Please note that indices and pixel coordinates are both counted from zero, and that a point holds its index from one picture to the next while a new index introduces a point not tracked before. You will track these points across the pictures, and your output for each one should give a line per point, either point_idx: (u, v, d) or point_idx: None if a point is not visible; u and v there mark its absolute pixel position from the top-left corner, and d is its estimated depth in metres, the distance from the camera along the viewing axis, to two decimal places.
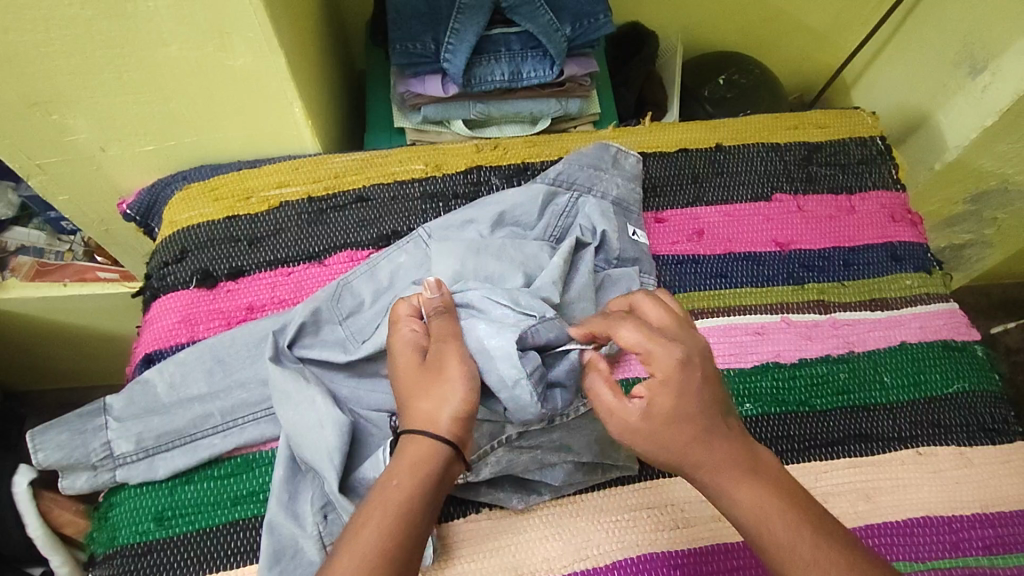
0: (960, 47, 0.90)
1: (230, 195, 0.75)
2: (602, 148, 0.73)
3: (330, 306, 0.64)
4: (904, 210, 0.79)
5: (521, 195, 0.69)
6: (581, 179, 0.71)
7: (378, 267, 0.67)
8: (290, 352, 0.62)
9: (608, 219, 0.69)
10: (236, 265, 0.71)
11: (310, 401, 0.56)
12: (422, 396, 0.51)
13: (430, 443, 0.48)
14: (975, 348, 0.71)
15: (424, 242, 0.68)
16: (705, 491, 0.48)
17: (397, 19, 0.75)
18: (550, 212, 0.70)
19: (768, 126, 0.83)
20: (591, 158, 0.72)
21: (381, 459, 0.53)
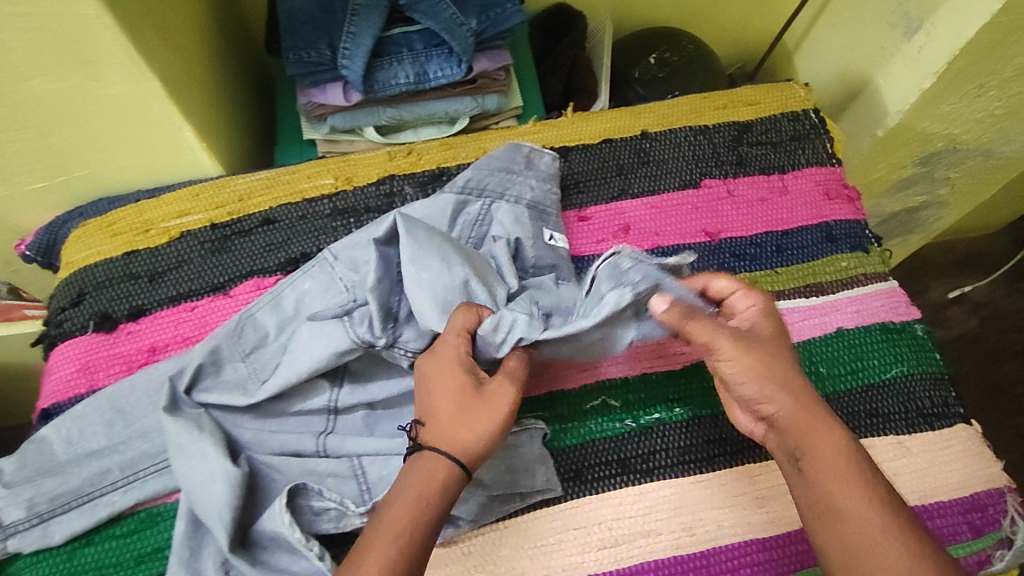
0: (896, 6, 0.85)
1: (129, 229, 0.71)
2: (513, 149, 0.69)
3: (231, 343, 0.61)
4: (840, 186, 0.75)
5: (428, 206, 0.65)
6: (492, 185, 0.67)
7: (279, 298, 0.64)
8: (189, 398, 0.59)
9: (521, 226, 0.65)
10: (136, 304, 0.67)
11: (202, 453, 0.54)
12: (472, 425, 0.52)
13: (449, 465, 0.51)
14: (916, 327, 0.69)
15: (330, 265, 0.64)
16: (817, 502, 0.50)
17: (287, 27, 0.69)
18: (461, 223, 0.65)
19: (694, 107, 0.79)
20: (501, 161, 0.68)
21: (278, 511, 0.52)
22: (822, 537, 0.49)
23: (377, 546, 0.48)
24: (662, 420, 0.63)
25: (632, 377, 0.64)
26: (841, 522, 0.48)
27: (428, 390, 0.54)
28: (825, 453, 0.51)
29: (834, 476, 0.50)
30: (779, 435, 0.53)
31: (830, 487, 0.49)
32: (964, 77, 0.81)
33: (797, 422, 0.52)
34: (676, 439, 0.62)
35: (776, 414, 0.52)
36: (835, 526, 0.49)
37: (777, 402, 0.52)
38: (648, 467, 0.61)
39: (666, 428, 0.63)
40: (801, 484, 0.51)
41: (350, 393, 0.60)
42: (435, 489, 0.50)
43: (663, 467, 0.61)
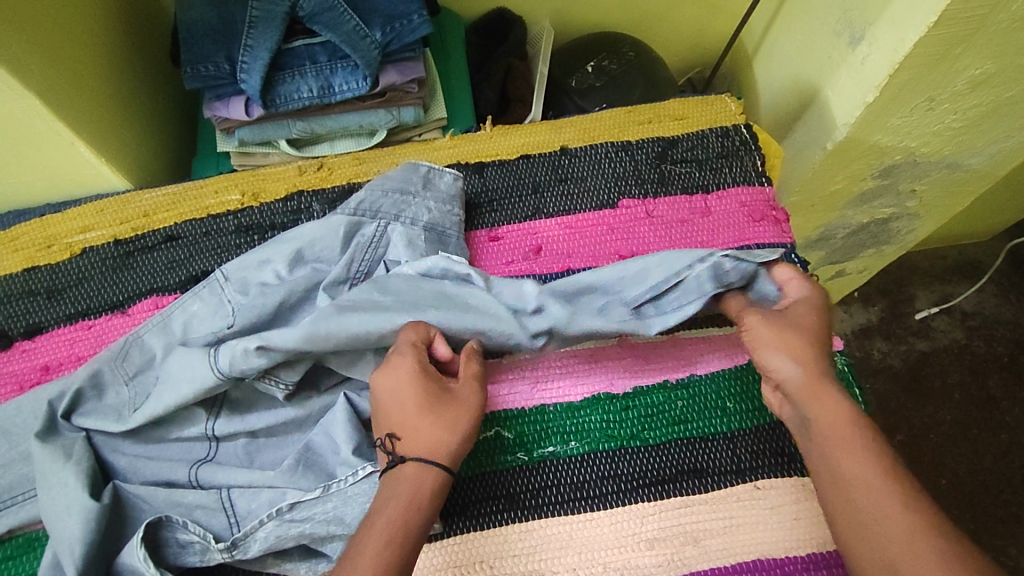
0: (841, 14, 0.81)
1: (31, 245, 0.70)
2: (410, 169, 0.68)
3: (113, 366, 0.59)
4: (767, 206, 0.72)
5: (319, 228, 0.63)
6: (386, 208, 0.66)
7: (167, 321, 0.62)
8: (69, 422, 0.58)
9: (413, 250, 0.64)
10: (33, 321, 0.66)
11: (66, 483, 0.53)
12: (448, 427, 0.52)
13: (433, 470, 0.51)
14: (835, 360, 0.65)
15: (220, 287, 0.63)
16: (825, 477, 0.49)
17: (188, 38, 0.68)
18: (354, 246, 0.64)
19: (619, 122, 0.76)
20: (396, 182, 0.67)
21: (135, 546, 0.51)
22: (833, 508, 0.48)
23: (366, 558, 0.45)
24: (555, 455, 0.60)
25: (528, 408, 0.62)
26: (852, 497, 0.47)
27: (388, 402, 0.53)
28: (832, 421, 0.50)
29: (841, 445, 0.49)
30: (790, 404, 0.53)
31: (840, 455, 0.48)
32: (910, 89, 0.76)
33: (807, 389, 0.52)
34: (568, 475, 0.59)
35: (786, 381, 0.53)
36: (845, 493, 0.47)
37: (784, 370, 0.53)
38: (537, 503, 0.58)
39: (558, 463, 0.60)
40: (815, 456, 0.50)
41: (228, 421, 0.58)
42: (425, 493, 0.50)
43: (550, 504, 0.58)
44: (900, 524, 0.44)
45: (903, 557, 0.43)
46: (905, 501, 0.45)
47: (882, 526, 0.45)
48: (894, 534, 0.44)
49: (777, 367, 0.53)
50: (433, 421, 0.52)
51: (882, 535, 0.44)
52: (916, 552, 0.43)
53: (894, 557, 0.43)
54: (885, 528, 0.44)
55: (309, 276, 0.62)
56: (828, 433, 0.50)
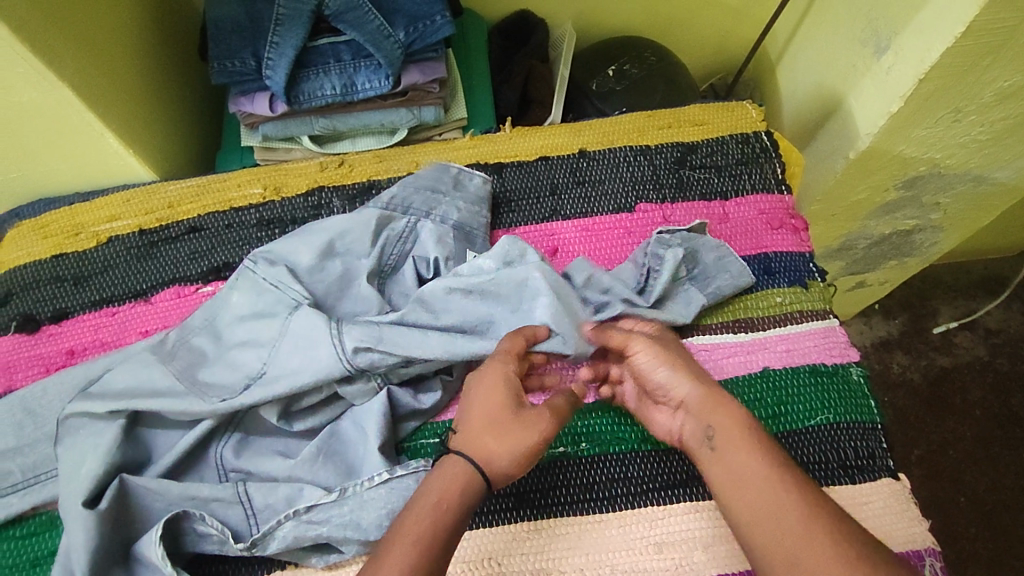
0: (866, 22, 0.80)
1: (60, 232, 0.72)
2: (441, 170, 0.70)
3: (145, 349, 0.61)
4: (786, 215, 0.71)
5: (352, 220, 0.65)
6: (417, 203, 0.68)
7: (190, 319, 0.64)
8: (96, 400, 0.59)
9: (443, 246, 0.66)
10: (59, 307, 0.68)
11: (84, 472, 0.55)
12: (498, 433, 0.51)
13: (472, 472, 0.50)
14: (851, 370, 0.64)
15: (252, 274, 0.63)
16: (723, 484, 0.50)
17: (215, 35, 0.69)
18: (384, 239, 0.65)
19: (638, 126, 0.76)
20: (428, 180, 0.69)
21: (151, 537, 0.52)
22: (734, 515, 0.49)
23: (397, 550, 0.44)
24: (566, 455, 0.60)
25: (540, 408, 0.62)
26: (749, 497, 0.48)
27: (468, 400, 0.54)
28: (725, 432, 0.52)
29: (738, 450, 0.51)
30: (691, 422, 0.55)
31: (737, 461, 0.50)
32: (935, 100, 0.75)
33: (702, 405, 0.55)
34: (578, 475, 0.60)
35: (685, 399, 0.56)
36: (743, 496, 0.48)
37: (679, 389, 0.57)
38: (547, 502, 0.59)
39: (569, 463, 0.60)
40: (711, 468, 0.52)
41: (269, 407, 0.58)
42: (456, 497, 0.48)
43: (561, 504, 0.59)
44: (796, 516, 0.45)
45: (802, 547, 0.44)
46: (800, 497, 0.46)
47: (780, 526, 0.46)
48: (790, 529, 0.45)
49: (675, 385, 0.57)
50: (504, 423, 0.52)
51: (782, 530, 0.45)
52: (817, 545, 0.43)
53: (794, 550, 0.44)
54: (782, 523, 0.46)
55: (341, 268, 0.64)
56: (724, 441, 0.52)
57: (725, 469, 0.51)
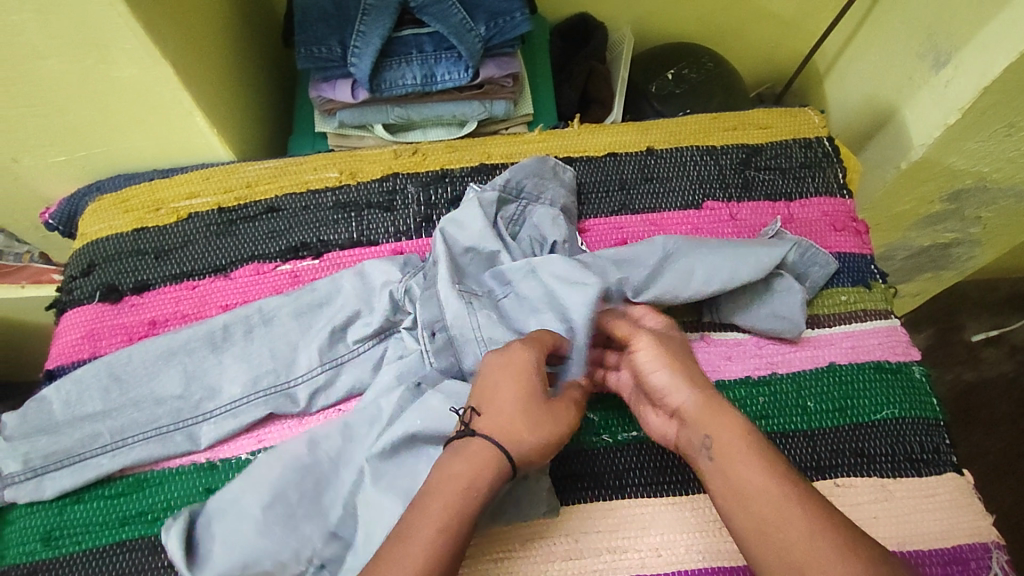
0: (924, 36, 0.83)
1: (140, 207, 0.74)
2: (541, 161, 0.71)
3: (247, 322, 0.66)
4: (848, 217, 0.74)
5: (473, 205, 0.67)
6: (529, 187, 0.70)
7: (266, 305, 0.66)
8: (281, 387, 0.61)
9: (557, 228, 0.68)
10: (141, 279, 0.70)
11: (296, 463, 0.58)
12: (532, 428, 0.52)
13: (496, 455, 0.50)
14: (913, 369, 0.67)
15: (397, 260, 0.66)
16: (723, 493, 0.49)
17: (302, 22, 0.71)
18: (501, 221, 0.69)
19: (704, 127, 0.78)
20: (532, 168, 0.71)
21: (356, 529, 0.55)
22: (737, 523, 0.48)
23: (423, 533, 0.46)
24: (640, 440, 0.62)
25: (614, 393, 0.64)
26: (749, 505, 0.47)
27: (490, 384, 0.54)
28: (719, 436, 0.51)
29: (737, 458, 0.49)
30: (686, 429, 0.54)
31: (731, 469, 0.49)
32: (993, 114, 0.77)
33: (700, 413, 0.53)
34: (652, 459, 0.62)
35: (681, 406, 0.54)
36: (745, 506, 0.47)
37: (678, 395, 0.54)
38: (621, 484, 0.61)
39: (643, 448, 0.62)
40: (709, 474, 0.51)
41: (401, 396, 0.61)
42: (484, 481, 0.49)
43: (636, 485, 0.61)
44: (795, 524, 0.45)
45: (807, 556, 0.43)
46: (807, 510, 0.45)
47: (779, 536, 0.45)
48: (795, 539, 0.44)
49: (671, 393, 0.55)
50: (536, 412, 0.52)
51: (785, 542, 0.44)
52: (823, 561, 0.42)
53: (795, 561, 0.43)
54: (784, 529, 0.45)
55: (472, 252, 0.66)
56: (722, 447, 0.51)
57: (726, 480, 0.49)
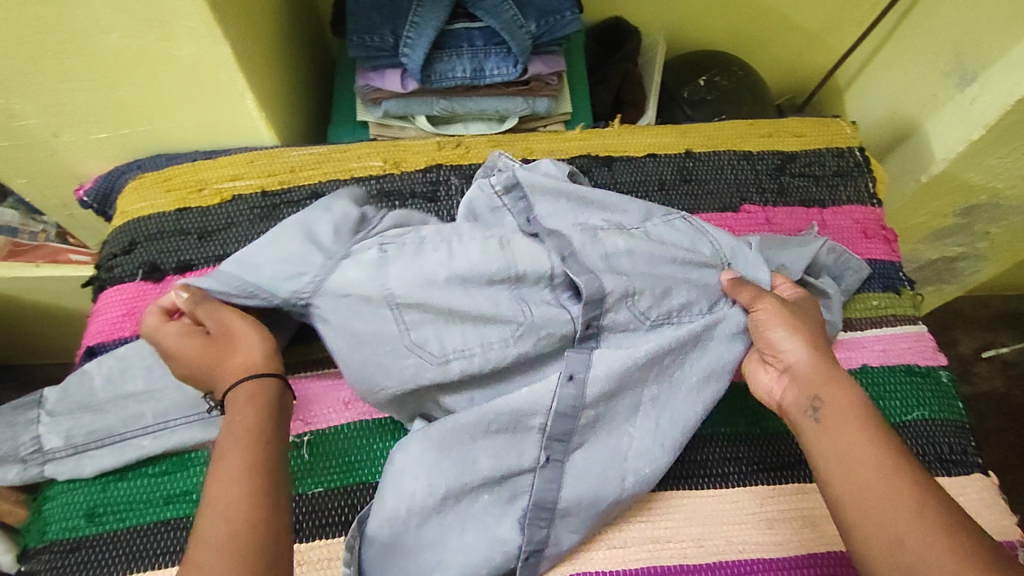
0: (951, 54, 0.87)
1: (183, 187, 0.74)
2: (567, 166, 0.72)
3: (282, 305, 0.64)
4: (878, 225, 0.76)
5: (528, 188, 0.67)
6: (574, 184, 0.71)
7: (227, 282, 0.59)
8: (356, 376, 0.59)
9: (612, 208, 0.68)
10: (184, 259, 0.70)
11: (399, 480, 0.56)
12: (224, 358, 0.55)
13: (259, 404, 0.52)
14: (941, 373, 0.69)
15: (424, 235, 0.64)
16: (820, 455, 0.52)
17: (355, 10, 0.72)
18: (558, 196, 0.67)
19: (741, 133, 0.80)
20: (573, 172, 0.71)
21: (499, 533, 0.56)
22: (837, 486, 0.50)
23: (224, 508, 0.45)
24: None
25: None
26: (855, 469, 0.49)
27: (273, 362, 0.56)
28: (835, 404, 0.53)
29: (850, 426, 0.52)
30: (796, 390, 0.57)
31: (842, 434, 0.51)
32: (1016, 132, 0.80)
33: (815, 373, 0.56)
34: (692, 452, 0.63)
35: (795, 363, 0.58)
36: (851, 471, 0.49)
37: (792, 352, 0.58)
38: (663, 475, 0.62)
39: (684, 440, 0.64)
40: (813, 437, 0.53)
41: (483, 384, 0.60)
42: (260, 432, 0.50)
43: (676, 478, 0.62)
44: (895, 491, 0.47)
45: (904, 528, 0.45)
46: (917, 482, 0.47)
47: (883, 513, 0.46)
48: (901, 508, 0.46)
49: (788, 350, 0.58)
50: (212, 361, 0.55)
51: (889, 511, 0.46)
52: (926, 531, 0.44)
53: (898, 534, 0.45)
54: (893, 498, 0.47)
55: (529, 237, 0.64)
56: (837, 413, 0.53)
57: (827, 443, 0.52)
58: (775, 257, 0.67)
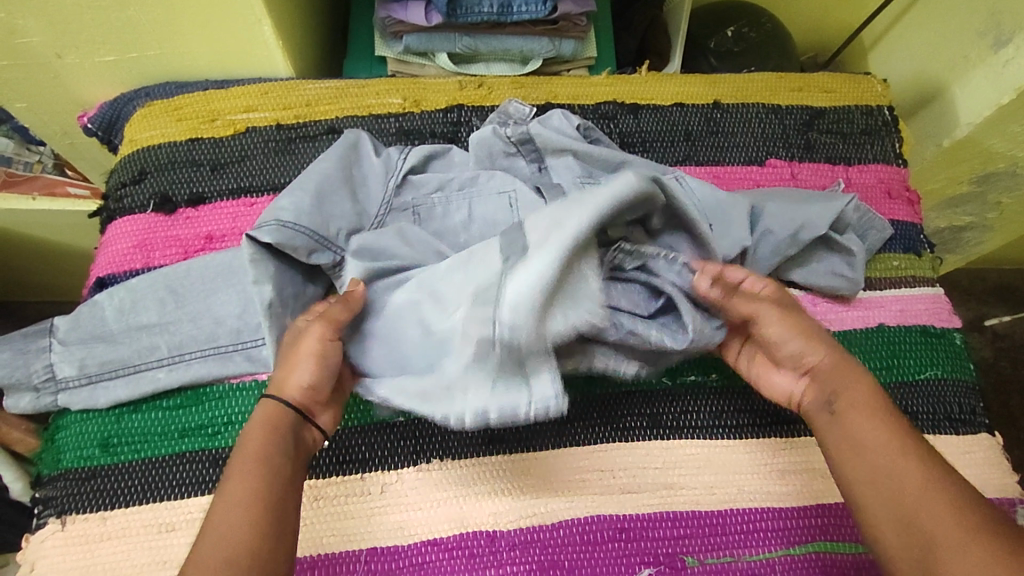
0: (987, 15, 0.84)
1: (195, 116, 0.71)
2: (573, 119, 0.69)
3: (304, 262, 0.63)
4: (902, 186, 0.75)
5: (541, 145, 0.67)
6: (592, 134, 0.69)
7: (284, 236, 0.58)
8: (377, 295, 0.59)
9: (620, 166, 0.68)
10: (197, 191, 0.68)
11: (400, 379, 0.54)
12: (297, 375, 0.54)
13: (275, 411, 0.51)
14: (955, 335, 0.69)
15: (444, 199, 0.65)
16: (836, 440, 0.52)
17: None
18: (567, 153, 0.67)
19: (770, 86, 0.78)
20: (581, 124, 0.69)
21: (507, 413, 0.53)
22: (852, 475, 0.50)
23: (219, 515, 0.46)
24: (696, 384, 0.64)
25: None
26: (872, 460, 0.49)
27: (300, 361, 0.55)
28: (849, 394, 0.53)
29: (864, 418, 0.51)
30: (815, 389, 0.55)
31: (860, 424, 0.51)
32: None
33: (832, 368, 0.54)
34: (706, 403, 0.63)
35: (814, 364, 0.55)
36: (869, 461, 0.49)
37: (807, 353, 0.55)
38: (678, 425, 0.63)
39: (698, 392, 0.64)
40: (832, 429, 0.52)
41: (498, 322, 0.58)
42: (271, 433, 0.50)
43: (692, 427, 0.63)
44: (900, 465, 0.48)
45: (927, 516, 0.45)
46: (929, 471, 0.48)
47: (907, 504, 0.47)
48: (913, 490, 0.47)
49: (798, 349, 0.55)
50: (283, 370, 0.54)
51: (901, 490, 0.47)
52: (941, 514, 0.45)
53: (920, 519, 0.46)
54: (910, 488, 0.47)
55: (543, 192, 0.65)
56: (855, 401, 0.52)
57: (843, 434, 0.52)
58: (794, 216, 0.65)
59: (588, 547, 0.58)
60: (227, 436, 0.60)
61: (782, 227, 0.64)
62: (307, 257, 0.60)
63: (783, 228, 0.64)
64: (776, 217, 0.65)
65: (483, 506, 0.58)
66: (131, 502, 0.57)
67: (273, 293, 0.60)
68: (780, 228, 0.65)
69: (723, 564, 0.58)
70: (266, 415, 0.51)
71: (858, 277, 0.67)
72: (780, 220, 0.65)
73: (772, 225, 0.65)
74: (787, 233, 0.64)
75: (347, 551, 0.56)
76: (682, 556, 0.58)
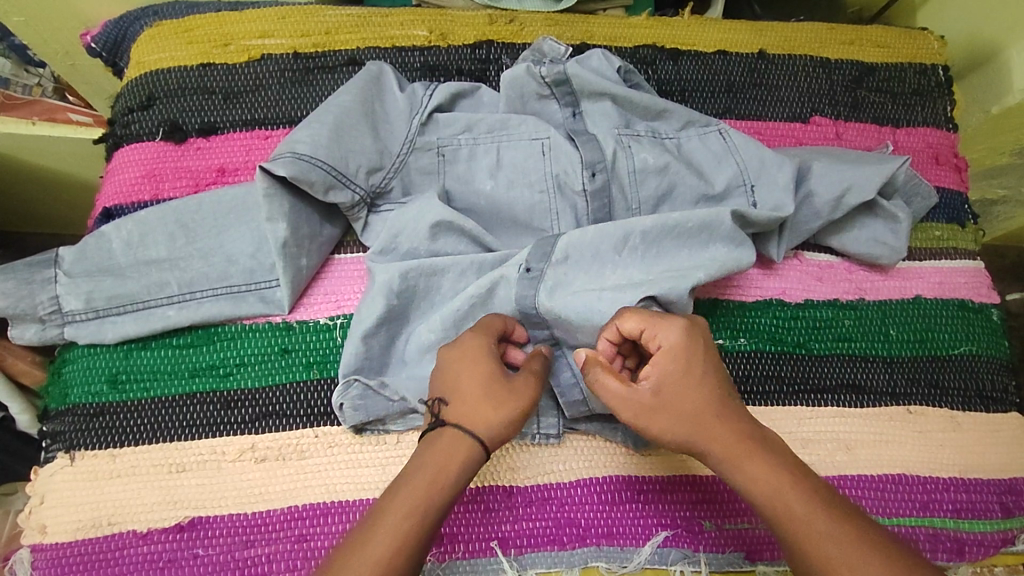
0: None
1: (207, 39, 0.66)
2: (615, 61, 0.64)
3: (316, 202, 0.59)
4: (951, 152, 0.71)
5: (577, 87, 0.63)
6: (632, 79, 0.65)
7: (300, 170, 0.55)
8: (396, 253, 0.59)
9: (659, 119, 0.63)
10: (207, 120, 0.64)
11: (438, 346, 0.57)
12: (496, 404, 0.47)
13: (469, 444, 0.46)
14: (992, 311, 0.67)
15: (467, 144, 0.61)
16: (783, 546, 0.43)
17: None
18: (603, 101, 0.63)
19: (820, 37, 0.73)
20: (621, 68, 0.65)
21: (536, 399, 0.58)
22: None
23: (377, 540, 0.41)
24: (722, 348, 0.62)
25: (716, 302, 0.63)
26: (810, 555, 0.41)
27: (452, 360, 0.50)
28: (766, 488, 0.44)
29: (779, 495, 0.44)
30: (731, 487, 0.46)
31: (781, 505, 0.43)
32: None
33: (728, 447, 0.46)
34: (733, 367, 0.61)
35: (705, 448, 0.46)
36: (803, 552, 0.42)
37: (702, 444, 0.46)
38: None
39: (725, 356, 0.61)
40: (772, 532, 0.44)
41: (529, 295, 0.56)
42: (454, 465, 0.45)
43: None
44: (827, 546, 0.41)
45: None
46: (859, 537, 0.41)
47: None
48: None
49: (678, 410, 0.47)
50: (508, 398, 0.48)
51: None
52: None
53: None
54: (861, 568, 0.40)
55: (576, 142, 0.61)
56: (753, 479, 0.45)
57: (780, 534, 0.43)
58: (842, 178, 0.61)
59: (605, 507, 0.56)
60: (239, 378, 0.58)
61: (826, 192, 0.61)
62: (323, 194, 0.56)
63: (826, 193, 0.61)
64: (820, 184, 0.61)
65: (498, 463, 0.57)
66: (141, 441, 0.56)
67: (286, 230, 0.57)
68: (822, 194, 0.61)
69: (739, 531, 0.57)
70: (454, 442, 0.46)
71: (901, 246, 0.63)
72: (825, 184, 0.61)
73: (815, 189, 0.61)
74: (829, 199, 0.61)
75: (360, 500, 0.55)
76: (701, 520, 0.57)
